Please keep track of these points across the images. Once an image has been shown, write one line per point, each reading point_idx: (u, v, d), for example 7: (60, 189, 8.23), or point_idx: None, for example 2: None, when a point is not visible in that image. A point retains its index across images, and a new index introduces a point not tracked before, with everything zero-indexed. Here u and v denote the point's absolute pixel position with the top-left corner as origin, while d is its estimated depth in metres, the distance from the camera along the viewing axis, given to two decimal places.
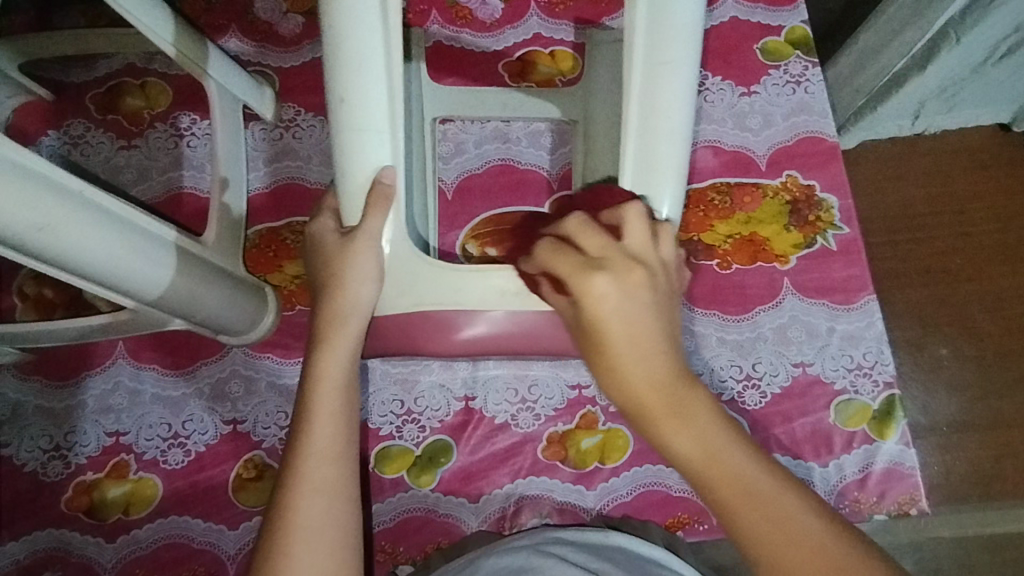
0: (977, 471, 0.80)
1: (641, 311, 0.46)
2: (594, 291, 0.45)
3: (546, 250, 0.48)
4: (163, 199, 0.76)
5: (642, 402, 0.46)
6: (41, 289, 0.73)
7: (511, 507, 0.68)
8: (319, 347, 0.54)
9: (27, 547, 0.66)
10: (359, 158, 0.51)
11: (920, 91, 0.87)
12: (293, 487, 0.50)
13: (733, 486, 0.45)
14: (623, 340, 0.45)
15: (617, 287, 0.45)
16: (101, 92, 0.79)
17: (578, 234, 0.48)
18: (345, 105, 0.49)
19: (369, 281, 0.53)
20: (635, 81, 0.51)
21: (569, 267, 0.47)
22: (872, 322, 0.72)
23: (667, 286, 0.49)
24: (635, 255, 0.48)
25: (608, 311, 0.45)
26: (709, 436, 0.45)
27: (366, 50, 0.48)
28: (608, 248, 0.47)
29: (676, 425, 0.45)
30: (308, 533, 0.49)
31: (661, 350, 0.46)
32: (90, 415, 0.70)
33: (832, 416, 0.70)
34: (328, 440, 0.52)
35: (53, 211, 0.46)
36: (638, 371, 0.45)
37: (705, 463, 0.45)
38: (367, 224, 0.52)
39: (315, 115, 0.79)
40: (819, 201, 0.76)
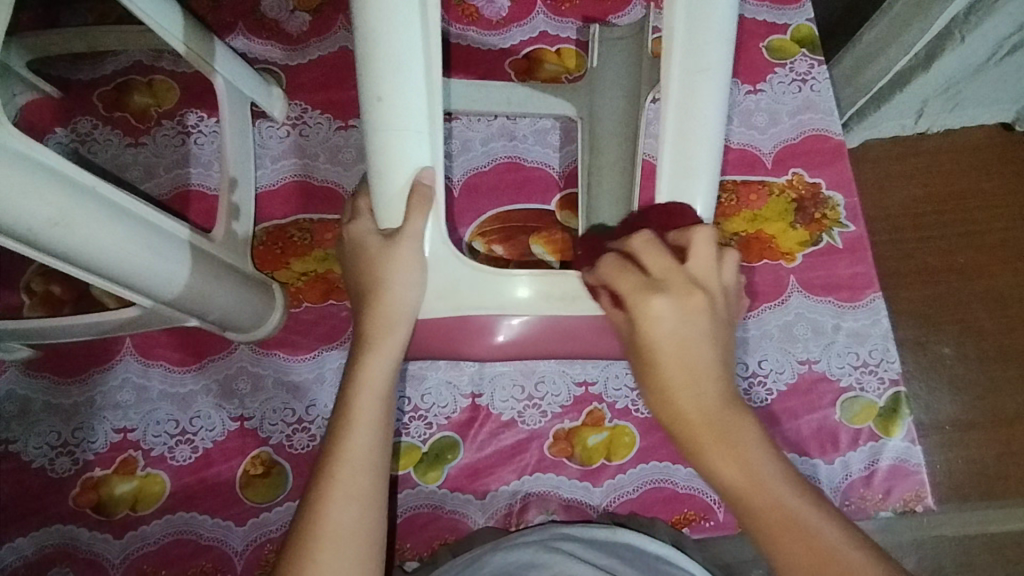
0: (981, 470, 0.80)
1: (694, 336, 0.46)
2: (650, 313, 0.46)
3: (609, 264, 0.49)
4: (170, 196, 0.76)
5: (691, 428, 0.46)
6: (49, 286, 0.73)
7: (518, 504, 0.68)
8: (361, 350, 0.53)
9: (35, 543, 0.67)
10: (397, 160, 0.48)
11: (924, 89, 0.87)
12: (327, 490, 0.50)
13: (775, 513, 0.44)
14: (673, 365, 0.46)
15: (674, 310, 0.46)
16: (108, 89, 0.79)
17: (644, 252, 0.47)
18: (381, 106, 0.46)
19: (416, 287, 0.52)
20: (673, 86, 0.51)
21: (628, 286, 0.47)
22: (878, 319, 0.72)
23: (725, 313, 0.48)
24: (696, 279, 0.47)
25: (661, 335, 0.46)
26: (753, 462, 0.45)
27: (404, 48, 0.45)
28: (670, 268, 0.47)
29: (721, 449, 0.45)
30: (341, 539, 0.49)
31: (712, 377, 0.46)
32: (98, 411, 0.70)
33: (838, 412, 0.70)
34: (365, 447, 0.51)
35: (64, 205, 0.47)
36: (686, 397, 0.46)
37: (749, 492, 0.45)
38: (410, 226, 0.50)
39: (322, 113, 0.79)
40: (825, 198, 0.76)
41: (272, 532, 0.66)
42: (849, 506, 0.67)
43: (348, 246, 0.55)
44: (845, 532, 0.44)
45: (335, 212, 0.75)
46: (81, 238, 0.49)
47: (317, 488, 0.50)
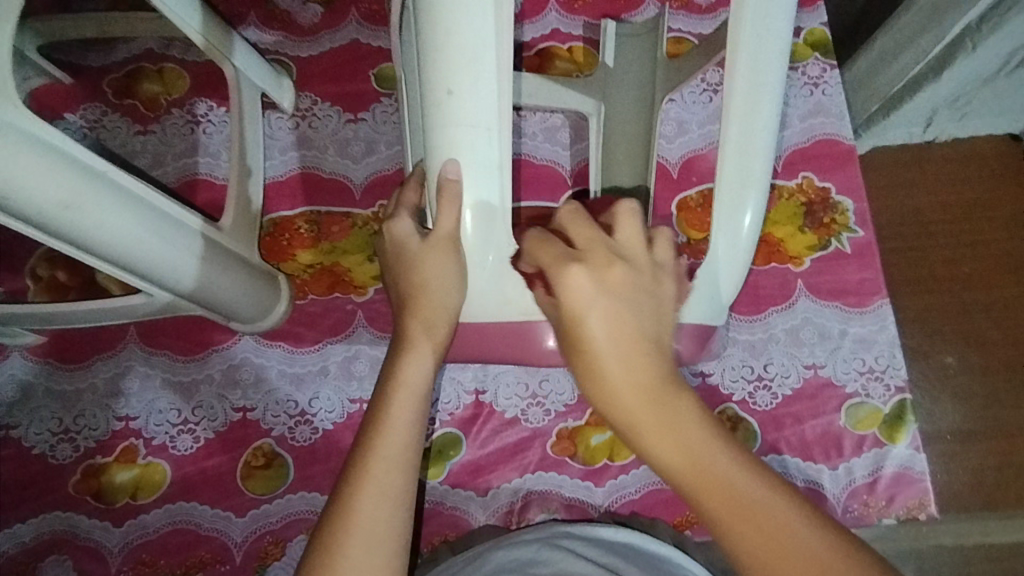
0: (981, 481, 0.80)
1: (631, 309, 0.42)
2: (569, 286, 0.42)
3: (534, 236, 0.45)
4: (178, 184, 0.76)
5: (627, 408, 0.41)
6: (54, 271, 0.73)
7: (519, 502, 0.68)
8: (400, 349, 0.49)
9: (33, 529, 0.66)
10: (453, 154, 0.45)
11: (933, 99, 0.87)
12: (355, 487, 0.46)
13: (722, 497, 0.40)
14: (607, 340, 0.42)
15: (593, 283, 0.42)
16: (119, 76, 0.79)
17: (569, 224, 0.45)
18: (450, 99, 0.43)
19: (457, 288, 0.48)
20: (733, 98, 0.50)
21: (551, 257, 0.43)
22: (885, 326, 0.72)
23: (653, 285, 0.44)
24: (619, 251, 0.44)
25: (585, 308, 0.42)
26: (693, 441, 0.41)
27: (475, 40, 0.42)
28: (596, 240, 0.44)
29: (659, 431, 0.41)
30: (368, 537, 0.45)
31: (645, 350, 0.42)
32: (100, 399, 0.70)
33: (842, 418, 0.70)
34: (400, 445, 0.48)
35: (76, 188, 0.47)
36: (619, 375, 0.41)
37: (694, 475, 0.40)
38: (444, 225, 0.46)
39: (332, 105, 0.79)
40: (834, 203, 0.76)
41: (272, 524, 0.66)
42: (852, 512, 0.67)
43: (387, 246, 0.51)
44: (794, 503, 0.40)
45: (342, 205, 0.75)
46: (92, 222, 0.48)
47: (347, 484, 0.47)
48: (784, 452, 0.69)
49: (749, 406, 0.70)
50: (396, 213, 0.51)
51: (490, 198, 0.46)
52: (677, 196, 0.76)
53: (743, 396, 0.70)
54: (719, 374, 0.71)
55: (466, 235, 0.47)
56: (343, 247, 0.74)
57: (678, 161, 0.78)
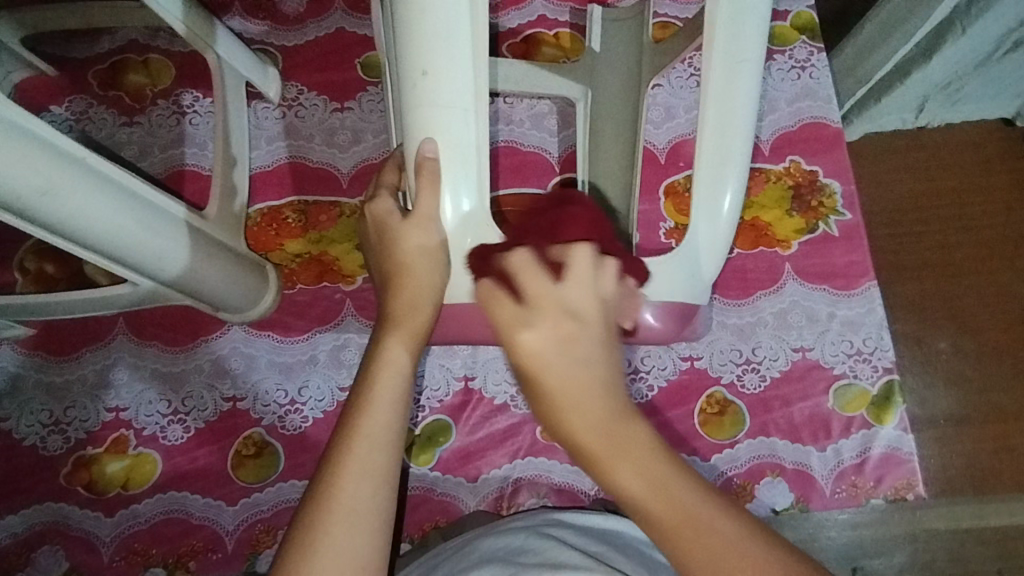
0: (973, 464, 0.80)
1: (574, 356, 0.40)
2: (526, 344, 0.40)
3: (519, 262, 0.42)
4: (165, 175, 0.76)
5: (589, 447, 0.40)
6: (43, 264, 0.73)
7: (509, 488, 0.68)
8: (386, 328, 0.49)
9: (25, 520, 0.67)
10: (430, 133, 0.45)
11: (924, 84, 0.86)
12: (340, 465, 0.46)
13: (697, 546, 0.38)
14: (562, 393, 0.40)
15: (553, 341, 0.40)
16: (104, 68, 0.79)
17: (523, 274, 0.42)
18: (427, 80, 0.45)
19: (439, 267, 0.48)
20: (709, 75, 0.51)
21: (506, 314, 0.41)
22: (873, 308, 0.72)
23: (604, 331, 0.42)
24: (575, 308, 0.41)
25: (544, 365, 0.40)
26: (667, 483, 0.39)
27: (453, 26, 0.44)
28: (541, 292, 0.41)
29: (627, 474, 0.39)
30: (354, 514, 0.44)
31: (597, 395, 0.40)
32: (90, 390, 0.70)
33: (830, 400, 0.70)
34: (385, 423, 0.47)
35: (55, 175, 0.46)
36: (579, 418, 0.39)
37: (663, 515, 0.39)
38: (423, 204, 0.46)
39: (318, 94, 0.78)
40: (822, 186, 0.76)
41: (263, 512, 0.66)
42: (840, 494, 0.68)
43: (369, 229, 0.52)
44: (765, 546, 0.38)
45: (329, 194, 0.75)
46: (74, 209, 0.48)
47: (330, 462, 0.46)
48: (773, 434, 0.69)
49: (737, 389, 0.70)
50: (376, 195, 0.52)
51: (467, 180, 0.47)
52: (664, 181, 0.76)
53: (731, 380, 0.71)
54: (707, 358, 0.71)
55: (444, 215, 0.47)
56: (331, 237, 0.74)
57: (666, 147, 0.78)
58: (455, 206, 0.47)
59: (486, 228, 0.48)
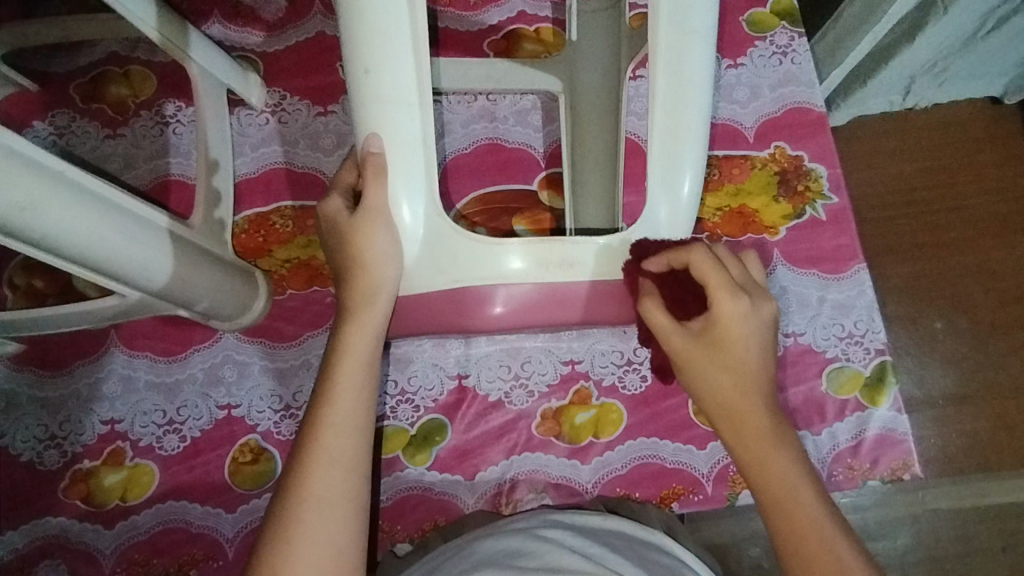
0: (973, 443, 0.81)
1: (731, 337, 0.49)
2: (726, 316, 0.49)
3: (701, 262, 0.49)
4: (151, 186, 0.76)
5: (729, 403, 0.50)
6: (32, 279, 0.73)
7: (506, 484, 0.68)
8: (345, 321, 0.51)
9: (25, 536, 0.67)
10: (379, 129, 0.48)
11: (910, 65, 0.86)
12: (310, 454, 0.49)
13: (780, 485, 0.50)
14: (729, 360, 0.49)
15: (742, 307, 0.49)
16: (85, 81, 0.79)
17: (708, 271, 0.49)
18: (371, 77, 0.47)
19: (393, 258, 0.50)
20: (655, 55, 0.51)
21: (716, 281, 0.49)
22: (863, 290, 0.72)
23: (756, 319, 0.50)
24: (741, 292, 0.50)
25: (734, 333, 0.49)
26: (767, 444, 0.50)
27: (393, 23, 0.46)
28: (714, 281, 0.49)
29: (748, 434, 0.51)
30: (322, 503, 0.47)
31: (750, 363, 0.50)
32: (84, 404, 0.70)
33: (824, 384, 0.70)
34: (349, 414, 0.50)
35: (35, 190, 0.46)
36: (721, 381, 0.50)
37: (760, 464, 0.50)
38: (373, 198, 0.49)
39: (301, 98, 0.78)
40: (808, 170, 0.76)
41: (262, 518, 0.66)
42: (837, 476, 0.68)
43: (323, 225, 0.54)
44: (850, 543, 0.48)
45: (316, 198, 0.75)
46: (53, 221, 0.48)
47: (301, 452, 0.49)
48: None
49: None
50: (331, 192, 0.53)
51: (415, 174, 0.49)
52: (650, 172, 0.77)
53: None
54: None
55: (394, 208, 0.49)
56: (319, 241, 0.74)
57: (650, 138, 0.78)
58: (407, 203, 0.49)
59: (440, 221, 0.51)
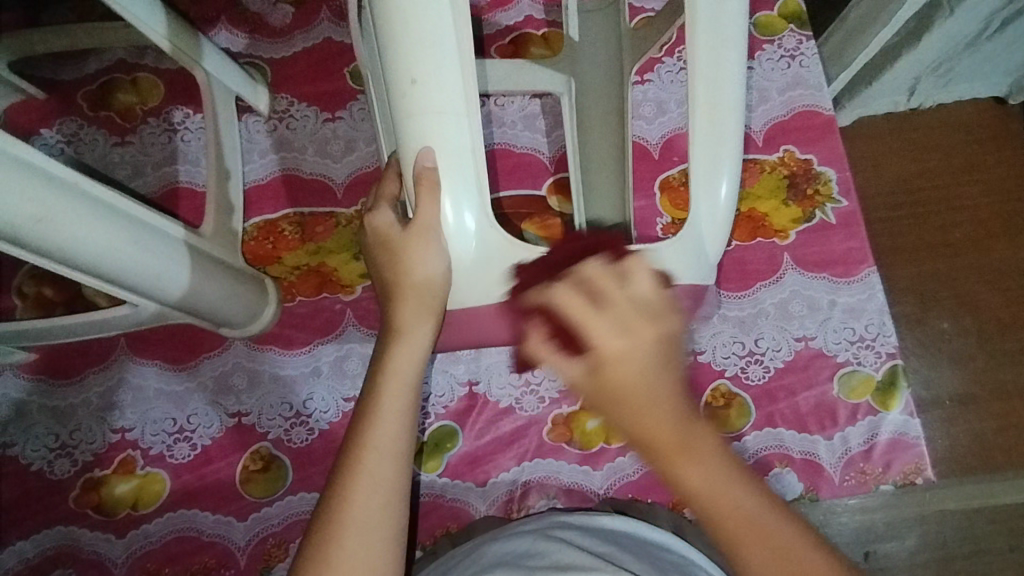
0: (983, 445, 0.81)
1: (659, 361, 0.40)
2: (619, 349, 0.39)
3: (597, 274, 0.41)
4: (159, 194, 0.76)
5: (653, 440, 0.40)
6: (41, 288, 0.73)
7: (518, 490, 0.68)
8: (391, 340, 0.50)
9: (36, 545, 0.67)
10: (424, 140, 0.44)
11: (914, 66, 0.86)
12: (350, 475, 0.47)
13: (756, 530, 0.40)
14: (639, 390, 0.39)
15: (652, 334, 0.40)
16: (93, 88, 0.79)
17: (602, 280, 0.41)
18: (414, 86, 0.44)
19: (442, 276, 0.47)
20: (694, 61, 0.50)
21: (621, 302, 0.40)
22: (873, 294, 0.72)
23: (676, 343, 0.41)
24: (650, 310, 0.41)
25: (625, 370, 0.39)
26: (716, 474, 0.40)
27: (435, 27, 0.43)
28: (615, 296, 0.41)
29: (685, 461, 0.40)
30: (359, 528, 0.46)
31: (672, 388, 0.40)
32: (94, 412, 0.70)
33: (835, 387, 0.70)
34: (392, 436, 0.48)
35: (47, 201, 0.46)
36: (652, 419, 0.39)
37: (716, 500, 0.40)
38: (423, 213, 0.45)
39: (309, 105, 0.78)
40: (817, 174, 0.76)
41: (274, 526, 0.66)
42: (849, 481, 0.68)
43: (369, 240, 0.52)
44: None
45: (324, 205, 0.75)
46: (66, 232, 0.48)
47: (341, 472, 0.48)
48: (778, 425, 0.69)
49: (741, 381, 0.70)
50: (376, 206, 0.52)
51: (465, 183, 0.45)
52: (659, 176, 0.76)
53: (735, 372, 0.71)
54: (710, 352, 0.71)
55: (444, 223, 0.46)
56: (328, 248, 0.74)
57: (659, 141, 0.78)
58: (456, 214, 0.46)
59: (495, 234, 0.47)
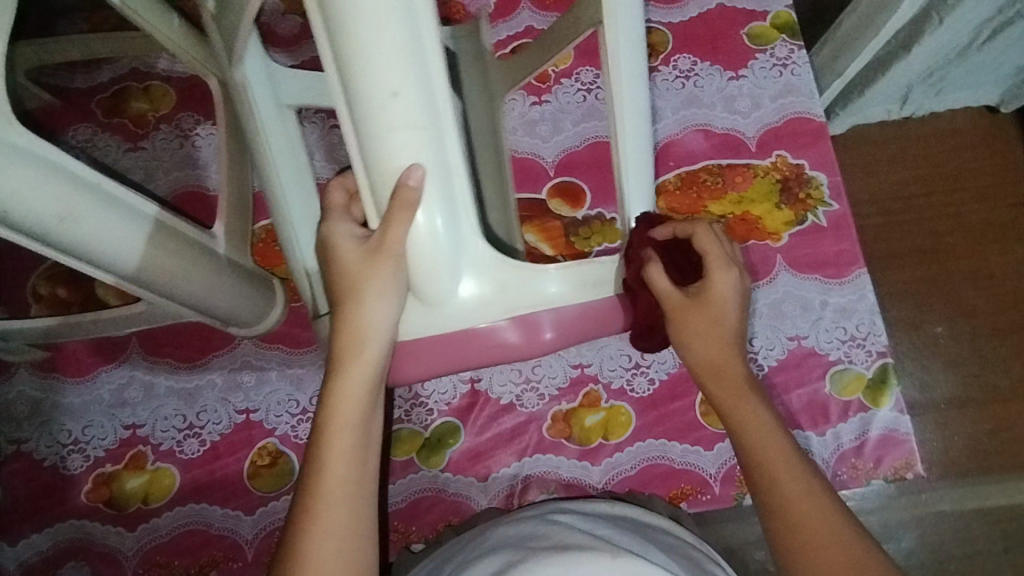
0: (976, 446, 0.82)
1: (735, 309, 0.55)
2: (718, 282, 0.54)
3: (706, 236, 0.56)
4: (171, 198, 0.78)
5: (716, 370, 0.55)
6: (55, 288, 0.75)
7: (519, 485, 0.70)
8: (331, 379, 0.51)
9: (50, 538, 0.68)
10: (393, 161, 0.46)
11: (907, 76, 0.88)
12: (304, 523, 0.48)
13: (774, 453, 0.52)
14: (707, 322, 0.54)
15: (734, 280, 0.55)
16: (107, 96, 0.81)
17: (704, 240, 0.55)
18: (370, 105, 0.45)
19: (394, 292, 0.50)
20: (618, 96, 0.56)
21: (713, 255, 0.55)
22: (864, 295, 0.74)
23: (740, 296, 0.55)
24: (733, 267, 0.56)
25: (727, 301, 0.54)
26: (751, 407, 0.54)
27: (401, 45, 0.45)
28: (711, 254, 0.55)
29: (732, 392, 0.55)
30: (319, 570, 0.47)
31: (736, 330, 0.55)
32: (106, 409, 0.72)
33: (827, 385, 0.72)
34: (341, 475, 0.49)
35: (69, 199, 0.49)
36: (710, 346, 0.54)
37: (743, 424, 0.54)
38: (393, 231, 0.47)
39: (316, 112, 0.81)
40: (809, 178, 0.78)
41: (281, 520, 0.68)
42: (842, 475, 0.69)
43: (326, 254, 0.54)
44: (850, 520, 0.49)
45: None
46: (86, 230, 0.50)
47: (295, 519, 0.49)
48: None
49: None
50: (333, 218, 0.54)
51: (439, 199, 0.48)
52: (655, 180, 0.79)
53: None
54: None
55: (413, 235, 0.48)
56: None
57: (655, 147, 0.80)
58: (430, 226, 0.48)
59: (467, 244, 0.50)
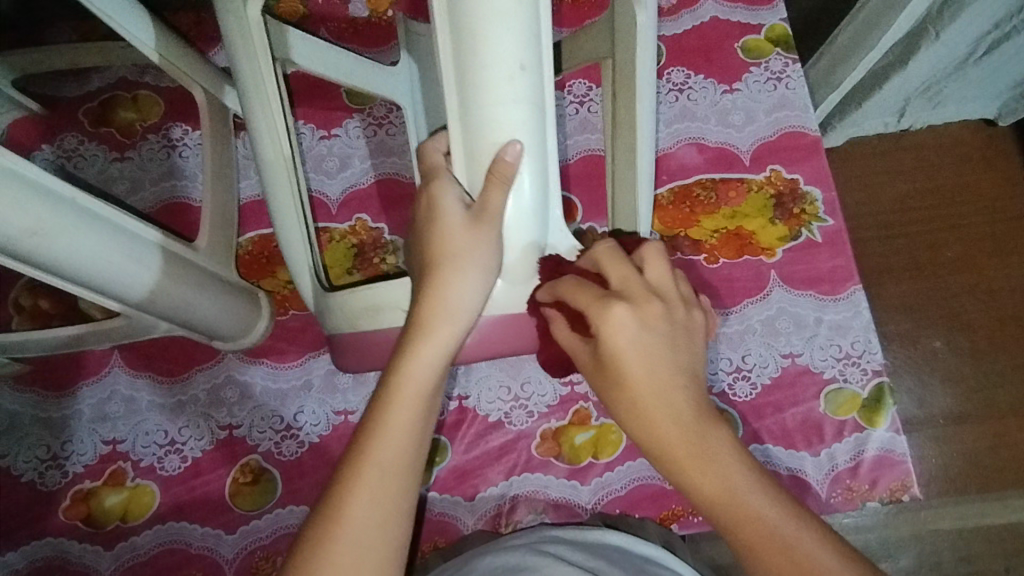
0: (976, 465, 0.81)
1: (657, 348, 0.45)
2: (613, 323, 0.45)
3: (602, 252, 0.48)
4: (157, 209, 0.77)
5: (665, 449, 0.45)
6: (37, 300, 0.74)
7: (506, 505, 0.68)
8: (410, 346, 0.49)
9: (25, 556, 0.67)
10: (494, 129, 0.46)
11: (903, 89, 0.87)
12: (348, 492, 0.46)
13: (764, 540, 0.42)
14: (643, 385, 0.45)
15: (636, 319, 0.45)
16: (94, 105, 0.80)
17: (606, 262, 0.48)
18: (482, 68, 0.45)
19: (485, 267, 0.49)
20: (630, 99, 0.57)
21: (586, 299, 0.46)
22: (859, 312, 0.73)
23: (681, 324, 0.47)
24: (653, 288, 0.47)
25: (628, 346, 0.45)
26: (729, 479, 0.44)
27: (518, 15, 0.44)
28: (621, 279, 0.47)
29: (699, 472, 0.44)
30: (357, 545, 0.45)
31: (680, 384, 0.45)
32: (87, 423, 0.70)
33: (821, 405, 0.70)
34: (397, 452, 0.47)
35: (42, 216, 0.47)
36: (658, 418, 0.45)
37: (727, 507, 0.44)
38: (492, 203, 0.47)
39: (306, 123, 0.80)
40: (803, 193, 0.77)
41: (262, 539, 0.67)
42: (836, 497, 0.68)
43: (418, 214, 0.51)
44: None
45: (318, 220, 0.77)
46: (61, 247, 0.49)
47: (341, 483, 0.46)
48: (765, 441, 0.69)
49: (729, 398, 0.71)
50: (433, 175, 0.50)
51: (535, 179, 0.48)
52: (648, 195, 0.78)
53: (723, 388, 0.71)
54: None
55: (508, 209, 0.48)
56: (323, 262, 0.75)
57: None
58: (518, 201, 0.48)
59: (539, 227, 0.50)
